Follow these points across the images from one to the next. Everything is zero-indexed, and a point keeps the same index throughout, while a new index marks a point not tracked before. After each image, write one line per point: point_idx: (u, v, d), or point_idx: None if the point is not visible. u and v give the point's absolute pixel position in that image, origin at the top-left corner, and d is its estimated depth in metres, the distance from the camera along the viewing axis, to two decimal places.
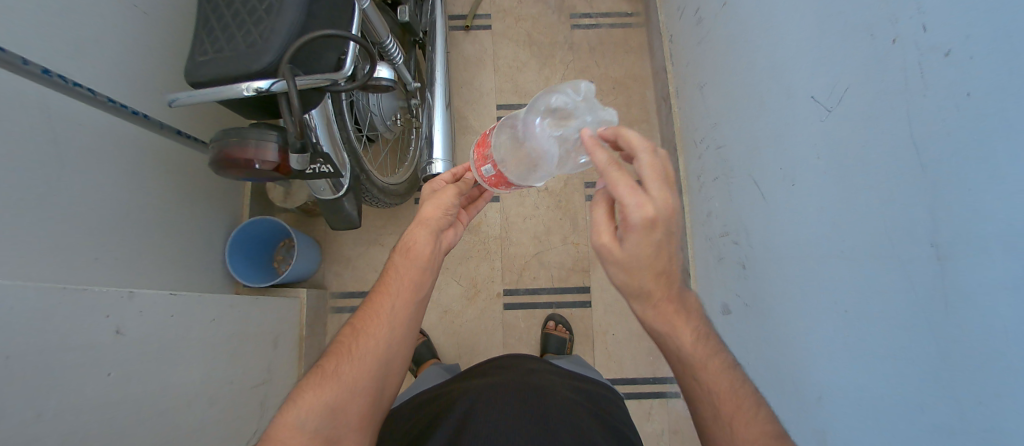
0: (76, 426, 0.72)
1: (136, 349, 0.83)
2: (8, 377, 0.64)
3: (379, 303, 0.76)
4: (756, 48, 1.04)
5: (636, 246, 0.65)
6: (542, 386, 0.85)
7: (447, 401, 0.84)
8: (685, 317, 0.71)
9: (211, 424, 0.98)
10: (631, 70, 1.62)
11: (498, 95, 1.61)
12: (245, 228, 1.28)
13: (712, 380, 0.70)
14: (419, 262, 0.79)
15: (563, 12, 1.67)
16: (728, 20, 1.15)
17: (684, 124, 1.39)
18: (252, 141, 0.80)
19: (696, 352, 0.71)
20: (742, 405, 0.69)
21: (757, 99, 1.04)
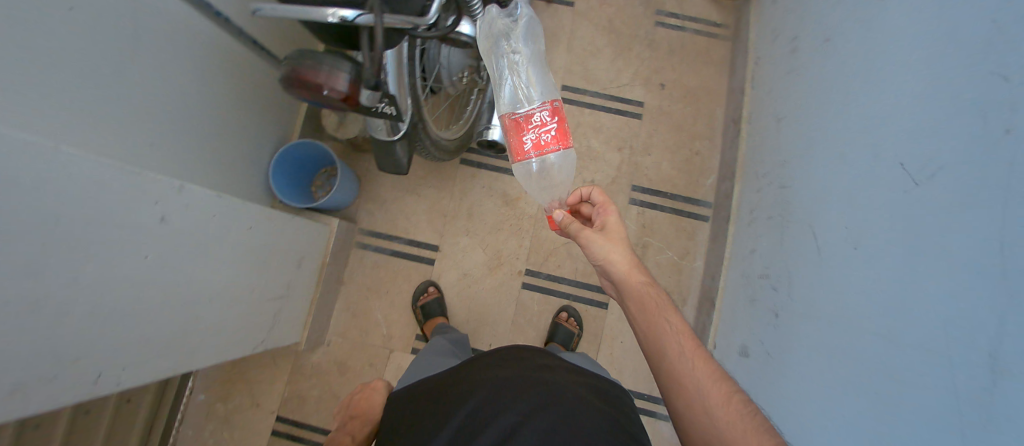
0: (101, 297, 0.75)
1: (173, 238, 0.86)
2: (47, 238, 0.66)
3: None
4: (851, 99, 0.97)
5: (623, 254, 0.87)
6: (555, 383, 0.87)
7: (463, 390, 0.89)
8: (667, 310, 0.81)
9: (230, 322, 1.04)
10: (706, 84, 1.49)
11: (564, 77, 1.51)
12: (294, 148, 1.30)
13: (698, 365, 0.75)
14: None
15: (649, 4, 1.53)
16: (829, 60, 1.06)
17: (749, 153, 1.32)
18: (325, 67, 0.80)
19: (683, 343, 0.78)
20: (720, 384, 0.74)
21: (837, 149, 0.98)
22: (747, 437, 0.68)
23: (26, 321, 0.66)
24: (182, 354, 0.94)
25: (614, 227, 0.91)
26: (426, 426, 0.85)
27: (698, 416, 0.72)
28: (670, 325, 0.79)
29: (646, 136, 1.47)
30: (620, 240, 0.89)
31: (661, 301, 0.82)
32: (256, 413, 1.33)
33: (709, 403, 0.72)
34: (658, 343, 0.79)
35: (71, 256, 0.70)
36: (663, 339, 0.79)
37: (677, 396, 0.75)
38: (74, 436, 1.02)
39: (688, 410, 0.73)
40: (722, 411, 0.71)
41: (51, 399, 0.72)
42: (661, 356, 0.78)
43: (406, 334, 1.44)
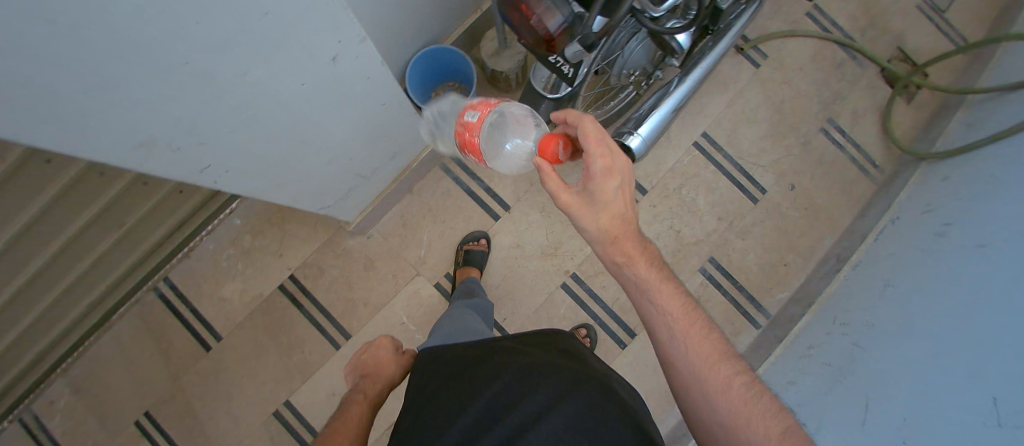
0: (248, 104, 0.72)
1: (328, 82, 0.82)
2: (255, 39, 0.62)
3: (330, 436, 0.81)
4: (967, 311, 0.97)
5: (607, 218, 0.74)
6: (578, 372, 0.82)
7: (484, 373, 0.83)
8: (665, 284, 0.73)
9: (314, 174, 1.03)
10: (834, 206, 1.48)
11: (714, 125, 1.50)
12: (445, 50, 1.29)
13: (690, 346, 0.68)
14: (367, 404, 0.90)
15: (826, 110, 1.52)
16: (975, 267, 1.02)
17: (839, 295, 1.32)
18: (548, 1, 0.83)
19: (671, 323, 0.70)
20: (719, 365, 0.66)
21: (933, 347, 0.98)
22: (753, 424, 0.60)
23: (187, 89, 0.61)
24: (268, 182, 0.94)
25: (603, 192, 0.72)
26: (442, 410, 0.79)
27: (699, 404, 0.65)
28: (654, 306, 0.72)
29: (750, 222, 1.47)
30: (603, 205, 0.73)
31: (654, 274, 0.74)
32: (276, 262, 1.39)
33: (706, 387, 0.65)
34: (650, 330, 0.72)
35: (257, 53, 0.65)
36: (655, 325, 0.71)
37: (676, 382, 0.68)
38: (122, 198, 1.11)
39: (690, 398, 0.67)
40: (723, 395, 0.63)
41: (158, 166, 0.71)
42: (655, 346, 0.71)
43: (438, 267, 1.44)
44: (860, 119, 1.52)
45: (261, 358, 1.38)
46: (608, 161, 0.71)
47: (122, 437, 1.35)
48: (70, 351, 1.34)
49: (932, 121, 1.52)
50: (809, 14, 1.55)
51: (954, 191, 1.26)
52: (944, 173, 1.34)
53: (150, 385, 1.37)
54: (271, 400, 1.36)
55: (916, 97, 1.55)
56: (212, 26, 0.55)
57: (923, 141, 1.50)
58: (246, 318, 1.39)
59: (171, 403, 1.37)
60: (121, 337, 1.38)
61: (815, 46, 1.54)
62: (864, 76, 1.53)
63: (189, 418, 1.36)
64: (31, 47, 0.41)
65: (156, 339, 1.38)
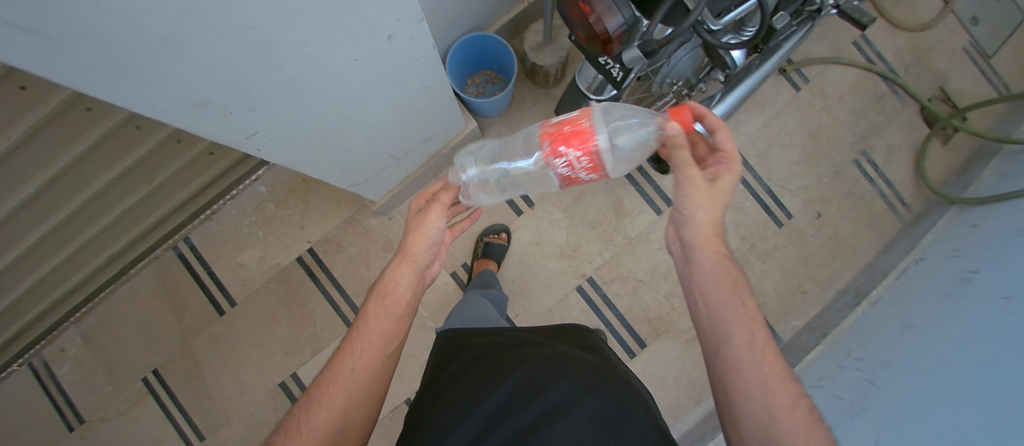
0: (301, 73, 0.71)
1: (381, 59, 0.81)
2: (323, 10, 0.60)
3: (347, 355, 0.69)
4: (985, 360, 0.97)
5: (713, 210, 0.71)
6: (602, 368, 0.78)
7: (505, 362, 0.79)
8: (740, 290, 0.68)
9: (348, 150, 1.02)
10: (857, 239, 1.52)
11: (746, 145, 1.54)
12: (488, 39, 1.26)
13: (763, 357, 0.62)
14: (396, 312, 0.73)
15: (861, 142, 1.55)
16: (1001, 318, 1.02)
17: (855, 332, 1.34)
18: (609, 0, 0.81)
19: (751, 329, 0.64)
20: (786, 384, 0.60)
21: (949, 392, 0.98)
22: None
23: (245, 54, 0.60)
24: (306, 153, 0.94)
25: (719, 191, 0.72)
26: (460, 395, 0.75)
27: (755, 417, 0.59)
28: (734, 304, 0.66)
29: (772, 245, 1.52)
30: (718, 198, 0.72)
31: (736, 277, 0.69)
32: (297, 233, 1.40)
33: (769, 400, 0.59)
34: (720, 329, 0.65)
35: (319, 25, 0.63)
36: (728, 324, 0.65)
37: (734, 389, 0.62)
38: (155, 153, 1.16)
39: (746, 410, 0.60)
40: (787, 413, 0.58)
41: (206, 126, 0.71)
42: (720, 346, 0.65)
43: (456, 256, 1.44)
44: (893, 156, 1.55)
45: (271, 327, 1.39)
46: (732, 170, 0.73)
47: (129, 391, 1.37)
48: (85, 300, 1.36)
49: (966, 166, 1.53)
50: (857, 44, 1.58)
51: (982, 239, 1.26)
52: (974, 219, 1.35)
53: (160, 343, 1.39)
54: (276, 372, 1.37)
55: (952, 139, 1.56)
56: None
57: (955, 185, 1.51)
58: (261, 286, 1.40)
59: (177, 362, 1.38)
60: (137, 290, 1.40)
61: (857, 76, 1.56)
62: (904, 112, 1.55)
63: (195, 379, 1.37)
64: None
65: (172, 297, 1.40)
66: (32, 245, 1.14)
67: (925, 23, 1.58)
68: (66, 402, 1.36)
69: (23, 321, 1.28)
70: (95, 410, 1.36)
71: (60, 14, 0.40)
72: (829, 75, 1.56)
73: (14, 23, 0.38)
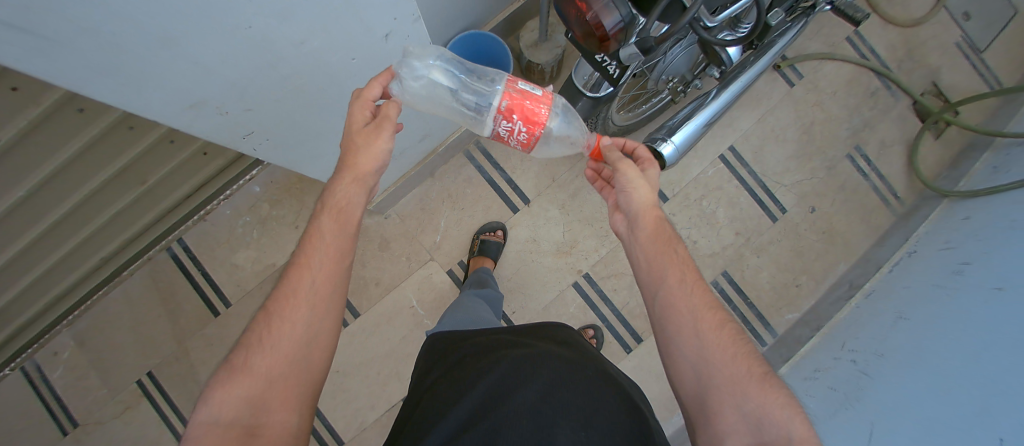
0: (299, 71, 0.71)
1: (378, 57, 0.80)
2: (321, 9, 0.60)
3: (301, 273, 0.66)
4: (973, 350, 0.99)
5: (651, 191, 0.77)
6: (581, 364, 0.75)
7: (480, 364, 0.75)
8: (676, 244, 0.72)
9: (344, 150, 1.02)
10: (850, 232, 1.53)
11: (741, 140, 1.55)
12: (483, 36, 1.26)
13: (695, 292, 0.66)
14: (345, 229, 0.70)
15: (854, 136, 1.56)
16: (989, 309, 1.03)
17: (849, 325, 1.35)
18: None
19: (682, 268, 0.68)
20: (715, 313, 0.64)
21: (940, 381, 0.99)
22: (738, 361, 0.59)
23: (243, 53, 0.60)
24: (302, 153, 0.94)
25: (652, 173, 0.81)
26: (436, 404, 0.71)
27: (687, 345, 0.62)
28: (664, 259, 0.69)
29: (768, 239, 1.53)
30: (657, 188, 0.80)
31: (671, 234, 0.73)
32: (292, 232, 1.39)
33: (698, 325, 0.62)
34: (658, 274, 0.69)
35: (319, 25, 0.63)
36: (664, 270, 0.68)
37: (669, 323, 0.64)
38: (148, 154, 1.14)
39: (680, 337, 0.63)
40: (715, 337, 0.61)
41: (203, 127, 0.71)
42: (656, 287, 0.68)
43: (452, 254, 1.43)
44: (886, 149, 1.56)
45: None
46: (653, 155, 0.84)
47: (123, 394, 1.36)
48: (78, 303, 1.35)
49: (957, 159, 1.54)
50: (851, 39, 1.59)
51: (973, 231, 1.27)
52: (966, 212, 1.36)
53: (155, 345, 1.38)
54: None
55: (944, 133, 1.57)
56: None
57: (947, 178, 1.52)
58: (257, 287, 1.39)
59: (171, 364, 1.37)
60: (131, 292, 1.39)
61: (850, 72, 1.57)
62: (897, 107, 1.56)
63: (190, 380, 1.37)
64: None
65: (166, 299, 1.39)
66: (25, 246, 1.13)
67: (918, 17, 1.59)
68: (59, 407, 1.34)
69: (17, 323, 1.27)
70: (89, 413, 1.35)
71: (53, 14, 0.40)
72: (823, 70, 1.57)
73: (10, 22, 0.38)
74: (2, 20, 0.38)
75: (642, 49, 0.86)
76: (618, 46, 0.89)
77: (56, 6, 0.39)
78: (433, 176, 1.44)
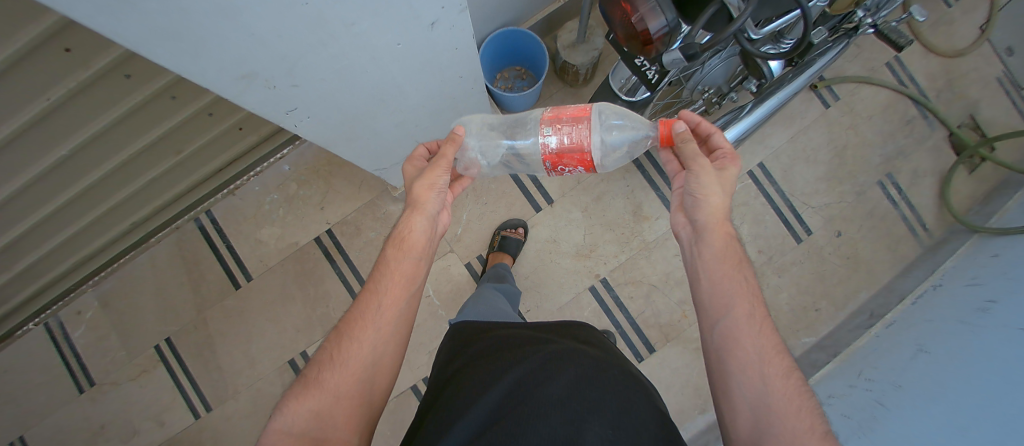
0: (347, 53, 0.72)
1: (424, 45, 0.81)
2: None
3: (369, 300, 0.73)
4: (997, 386, 0.96)
5: (723, 197, 0.74)
6: (604, 363, 0.75)
7: (513, 354, 0.76)
8: (745, 269, 0.70)
9: (379, 135, 1.03)
10: (875, 259, 1.51)
11: (770, 158, 1.53)
12: (521, 34, 1.27)
13: (762, 330, 0.64)
14: (413, 253, 0.78)
15: (886, 164, 1.54)
16: (1017, 346, 1.01)
17: (868, 353, 1.33)
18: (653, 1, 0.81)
19: (752, 304, 0.67)
20: (781, 358, 0.62)
21: (962, 415, 0.96)
22: (803, 415, 0.57)
23: (297, 29, 0.61)
24: (339, 135, 0.95)
25: (728, 175, 0.76)
26: (462, 392, 0.72)
27: (751, 386, 0.60)
28: (735, 290, 0.67)
29: (790, 259, 1.51)
30: (729, 186, 0.75)
31: (740, 256, 0.71)
32: (317, 213, 1.41)
33: (766, 371, 0.61)
34: (723, 303, 0.67)
35: (370, 7, 0.64)
36: (729, 300, 0.67)
37: (732, 357, 0.63)
38: (186, 124, 1.17)
39: (742, 379, 0.61)
40: (782, 384, 0.60)
41: (251, 100, 0.73)
42: (720, 317, 0.66)
43: (471, 248, 1.43)
44: (918, 178, 1.53)
45: (284, 304, 1.40)
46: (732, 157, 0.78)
47: (141, 357, 1.38)
48: (105, 264, 1.38)
49: (992, 194, 1.51)
50: (890, 65, 1.57)
51: (1003, 268, 1.24)
52: (996, 248, 1.33)
53: (175, 312, 1.40)
54: (286, 349, 1.38)
55: (979, 168, 1.54)
56: None
57: (978, 213, 1.49)
58: (278, 263, 1.41)
59: (189, 332, 1.39)
60: (156, 258, 1.41)
61: (887, 97, 1.55)
62: (932, 137, 1.54)
63: (205, 350, 1.39)
64: None
65: (189, 268, 1.41)
66: (62, 204, 1.16)
67: (960, 48, 1.57)
68: (78, 364, 1.37)
69: (46, 278, 1.30)
70: (106, 373, 1.38)
71: None
72: (860, 93, 1.55)
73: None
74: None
75: (686, 55, 0.85)
76: (660, 51, 0.88)
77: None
78: None
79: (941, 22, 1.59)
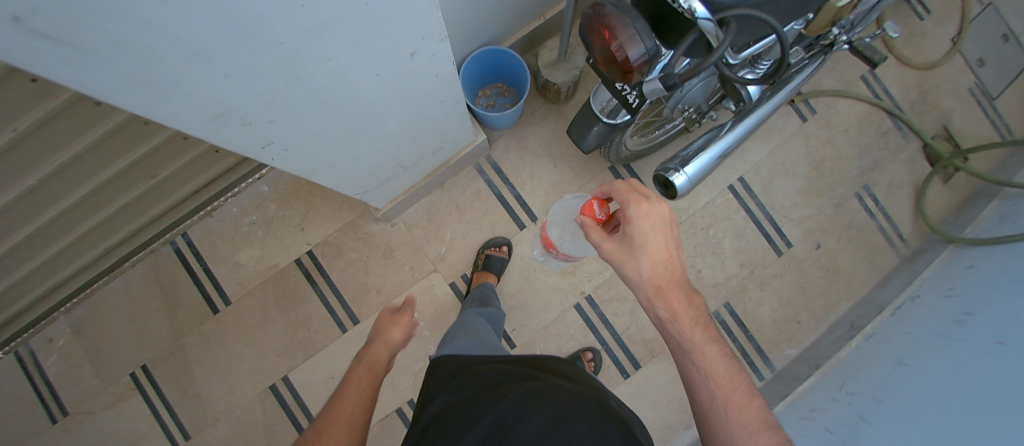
0: (326, 86, 0.71)
1: (403, 73, 0.80)
2: (354, 23, 0.60)
3: (340, 404, 0.71)
4: (970, 402, 0.98)
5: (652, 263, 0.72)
6: (582, 396, 0.74)
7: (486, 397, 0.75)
8: (707, 335, 0.69)
9: (359, 161, 1.02)
10: (854, 270, 1.53)
11: (751, 172, 1.55)
12: (502, 52, 1.26)
13: (721, 390, 0.66)
14: (376, 372, 0.80)
15: (864, 175, 1.56)
16: (992, 361, 1.03)
17: (848, 365, 1.35)
18: (633, 29, 0.82)
19: (712, 379, 0.66)
20: (761, 424, 0.62)
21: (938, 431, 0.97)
22: None
23: (272, 67, 0.60)
24: (318, 164, 0.94)
25: (640, 234, 0.72)
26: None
27: None
28: (695, 367, 0.68)
29: (772, 272, 1.53)
30: (647, 251, 0.72)
31: (699, 320, 0.71)
32: (297, 235, 1.39)
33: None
34: (692, 386, 0.68)
35: (347, 43, 0.63)
36: (696, 378, 0.68)
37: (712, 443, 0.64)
38: (161, 149, 1.14)
39: None
40: None
41: (225, 137, 0.71)
42: (695, 400, 0.67)
43: (455, 267, 1.42)
44: (895, 190, 1.57)
45: (265, 328, 1.37)
46: (642, 204, 0.72)
47: (116, 385, 1.35)
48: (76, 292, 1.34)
49: (965, 204, 1.55)
50: (865, 78, 1.60)
51: (978, 280, 1.28)
52: (972, 260, 1.37)
53: (152, 338, 1.37)
54: (267, 374, 1.36)
55: (953, 178, 1.58)
56: (316, 9, 0.53)
57: (953, 223, 1.53)
58: (257, 287, 1.38)
59: (166, 359, 1.36)
60: (130, 283, 1.38)
61: (864, 110, 1.58)
62: (908, 148, 1.57)
63: (184, 377, 1.36)
64: (145, 10, 0.41)
65: (166, 293, 1.38)
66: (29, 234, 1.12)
67: (933, 61, 1.61)
68: (50, 393, 1.33)
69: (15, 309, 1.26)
70: (80, 403, 1.34)
71: (91, 25, 0.39)
72: (837, 106, 1.58)
73: (48, 32, 0.38)
74: (36, 29, 0.37)
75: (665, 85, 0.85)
76: (640, 77, 0.88)
77: (92, 17, 0.38)
78: (443, 187, 1.43)
79: (915, 35, 1.62)
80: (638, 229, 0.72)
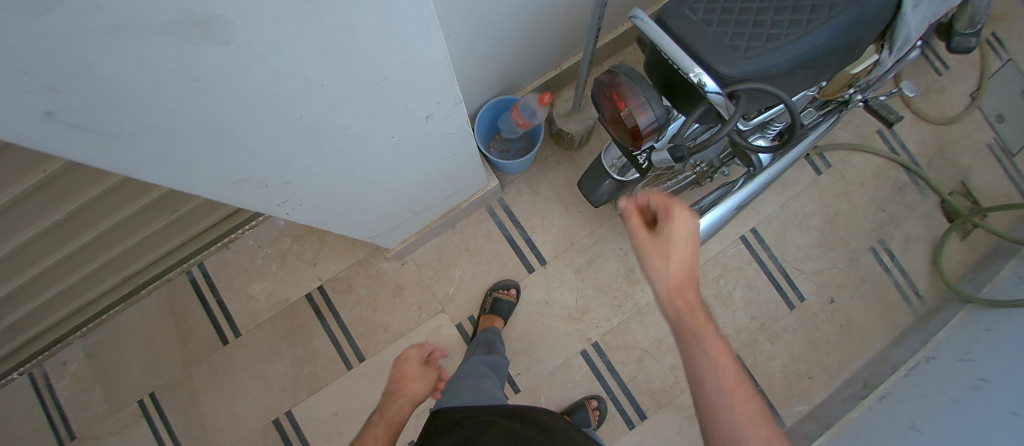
0: (342, 150, 0.73)
1: (418, 134, 0.83)
2: (371, 97, 0.62)
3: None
4: None
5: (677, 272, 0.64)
6: None
7: None
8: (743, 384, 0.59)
9: (372, 210, 1.03)
10: (868, 328, 1.50)
11: (763, 223, 1.54)
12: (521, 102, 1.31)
13: None
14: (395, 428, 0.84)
15: (878, 230, 1.55)
16: (1007, 431, 0.99)
17: (858, 428, 1.32)
18: (643, 98, 0.83)
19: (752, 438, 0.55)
20: None
21: None
22: None
23: (292, 137, 0.62)
24: (331, 214, 0.96)
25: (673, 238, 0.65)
26: None
27: None
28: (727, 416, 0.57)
29: (783, 326, 1.51)
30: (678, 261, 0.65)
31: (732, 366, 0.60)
32: (309, 269, 1.41)
33: None
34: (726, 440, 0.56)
35: (364, 113, 0.65)
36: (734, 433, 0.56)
37: None
38: None
39: None
40: None
41: (243, 197, 0.73)
42: None
43: (463, 308, 1.42)
44: (911, 246, 1.54)
45: (271, 360, 1.39)
46: (669, 204, 0.67)
47: (123, 412, 1.36)
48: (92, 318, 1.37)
49: (984, 261, 1.52)
50: (881, 132, 1.59)
51: (995, 345, 1.24)
52: (988, 322, 1.34)
53: (161, 367, 1.39)
54: (271, 407, 1.37)
55: (971, 235, 1.55)
56: (334, 88, 0.56)
57: (972, 281, 1.49)
58: (267, 320, 1.40)
59: (174, 388, 1.38)
60: (145, 311, 1.41)
61: (879, 164, 1.57)
62: (924, 203, 1.55)
63: (189, 406, 1.37)
64: (172, 100, 0.43)
65: (178, 322, 1.41)
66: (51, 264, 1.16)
67: (950, 116, 1.60)
68: (59, 417, 1.36)
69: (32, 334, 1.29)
70: (87, 428, 1.36)
71: (119, 115, 0.42)
72: (851, 160, 1.58)
73: (80, 124, 0.40)
74: (70, 122, 0.39)
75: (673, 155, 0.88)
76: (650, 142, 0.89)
77: (120, 108, 0.41)
78: (454, 227, 1.45)
79: (931, 90, 1.62)
80: (674, 227, 0.65)
